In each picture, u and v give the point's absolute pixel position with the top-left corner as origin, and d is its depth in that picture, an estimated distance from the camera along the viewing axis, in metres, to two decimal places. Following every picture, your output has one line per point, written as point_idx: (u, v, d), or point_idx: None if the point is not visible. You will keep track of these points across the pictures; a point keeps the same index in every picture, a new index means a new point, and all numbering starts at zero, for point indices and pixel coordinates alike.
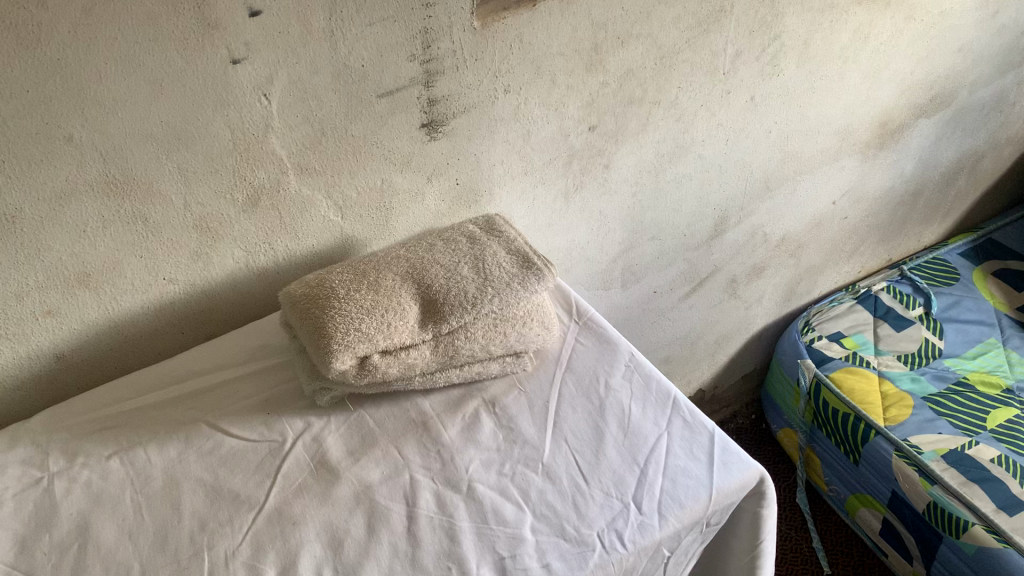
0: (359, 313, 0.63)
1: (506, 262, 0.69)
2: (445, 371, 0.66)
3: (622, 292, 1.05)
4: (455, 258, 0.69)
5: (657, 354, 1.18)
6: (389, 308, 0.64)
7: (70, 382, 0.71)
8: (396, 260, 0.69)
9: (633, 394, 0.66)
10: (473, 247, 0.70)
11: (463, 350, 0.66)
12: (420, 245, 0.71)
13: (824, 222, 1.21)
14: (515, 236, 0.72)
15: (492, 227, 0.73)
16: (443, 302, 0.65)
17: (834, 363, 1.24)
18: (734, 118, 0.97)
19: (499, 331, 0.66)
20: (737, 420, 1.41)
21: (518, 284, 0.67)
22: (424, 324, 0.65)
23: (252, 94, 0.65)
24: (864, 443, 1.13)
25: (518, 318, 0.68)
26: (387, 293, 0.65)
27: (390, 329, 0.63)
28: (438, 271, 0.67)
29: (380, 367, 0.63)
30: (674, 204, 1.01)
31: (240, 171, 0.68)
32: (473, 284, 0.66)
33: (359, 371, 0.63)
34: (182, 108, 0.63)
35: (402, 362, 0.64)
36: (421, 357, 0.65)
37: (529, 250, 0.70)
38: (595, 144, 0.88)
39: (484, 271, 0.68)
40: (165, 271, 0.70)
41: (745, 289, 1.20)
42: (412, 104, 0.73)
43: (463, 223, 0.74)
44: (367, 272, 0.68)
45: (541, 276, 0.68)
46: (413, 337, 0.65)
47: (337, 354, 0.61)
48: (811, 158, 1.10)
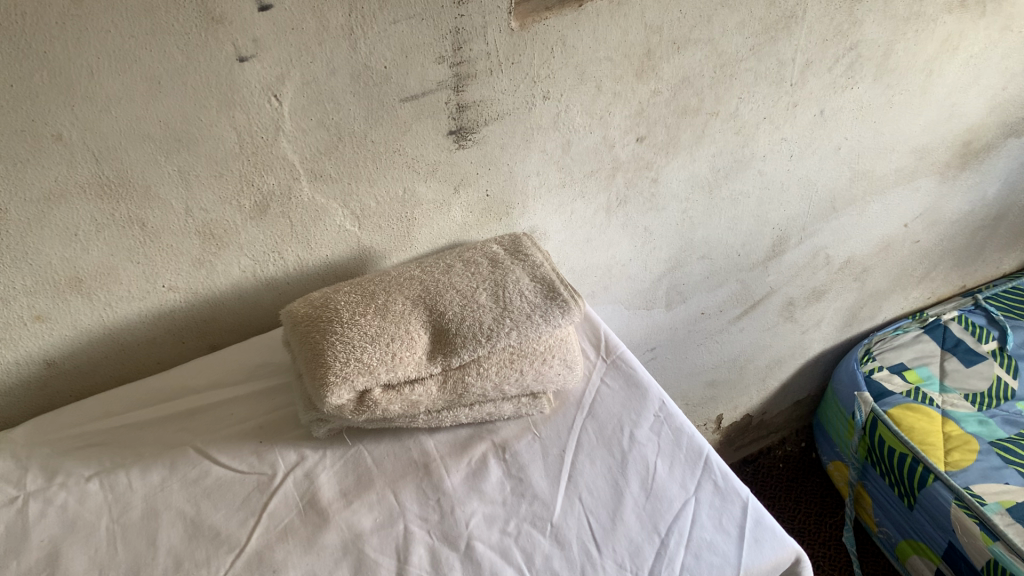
0: (361, 341, 0.58)
1: (529, 290, 0.63)
2: (453, 410, 0.60)
3: (667, 312, 0.98)
4: (473, 283, 0.63)
5: (701, 377, 1.10)
6: (394, 338, 0.58)
7: (62, 389, 0.67)
8: (409, 282, 0.63)
9: (659, 450, 0.59)
10: (494, 272, 0.64)
11: (474, 388, 0.60)
12: (437, 266, 0.65)
13: (893, 245, 1.11)
14: (542, 261, 0.66)
15: (517, 250, 0.67)
16: (455, 333, 0.59)
17: (894, 398, 1.15)
18: (801, 134, 0.89)
19: (516, 369, 0.60)
20: (785, 448, 1.35)
21: (539, 317, 0.60)
22: (433, 356, 0.59)
23: (261, 95, 0.59)
24: (922, 487, 1.04)
25: (538, 355, 0.61)
26: (395, 320, 0.59)
27: (395, 361, 0.58)
28: (453, 297, 0.61)
29: (381, 403, 0.58)
30: (730, 222, 0.93)
31: (247, 176, 0.63)
32: (490, 314, 0.60)
33: (357, 406, 0.58)
34: (183, 108, 0.57)
35: (405, 399, 0.58)
36: (427, 394, 0.59)
37: (555, 278, 0.64)
38: (644, 155, 0.81)
39: (504, 299, 0.61)
40: (165, 278, 0.65)
41: (803, 312, 1.12)
42: (438, 110, 0.67)
43: (487, 243, 0.68)
44: (375, 294, 0.62)
45: (567, 309, 0.61)
46: (420, 371, 0.59)
47: (333, 387, 0.56)
48: (883, 177, 1.01)
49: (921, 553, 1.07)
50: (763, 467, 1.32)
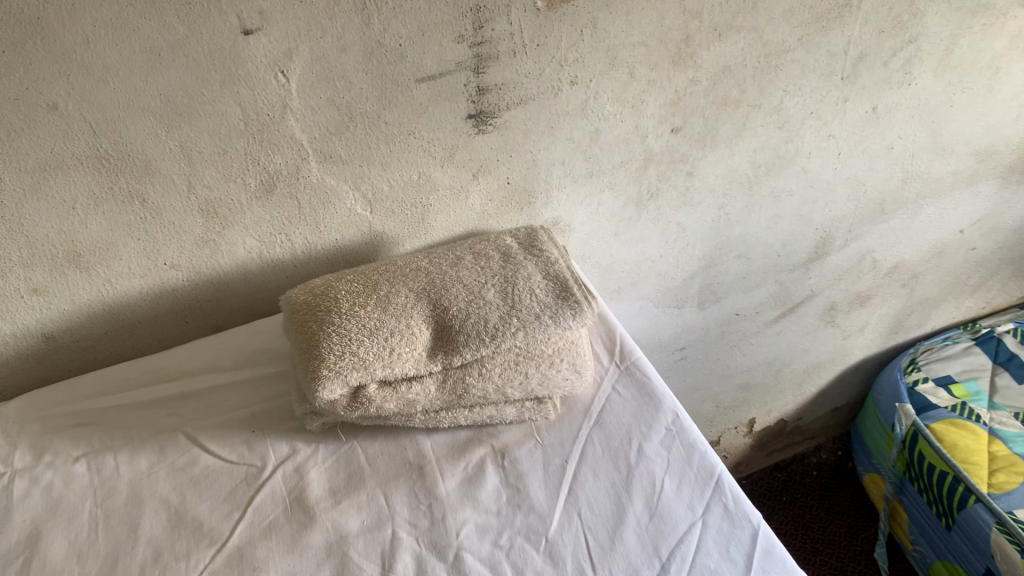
0: (358, 333, 0.55)
1: (540, 288, 0.59)
2: (452, 411, 0.57)
3: (699, 312, 0.93)
4: (482, 278, 0.60)
5: (733, 380, 1.06)
6: (393, 332, 0.55)
7: (61, 363, 0.66)
8: (414, 273, 0.60)
9: (668, 467, 0.55)
10: (505, 267, 0.61)
11: (475, 390, 0.57)
12: (446, 257, 0.62)
13: (947, 252, 1.05)
14: (558, 257, 0.62)
15: (532, 244, 0.63)
16: (457, 330, 0.56)
17: (938, 412, 1.08)
18: (850, 130, 0.83)
19: (520, 371, 0.57)
20: (819, 455, 1.29)
21: (548, 317, 0.57)
22: (434, 354, 0.56)
23: (267, 70, 0.56)
24: (962, 508, 0.99)
25: (545, 358, 0.58)
26: (395, 313, 0.57)
27: (391, 356, 0.55)
28: (459, 292, 0.58)
29: (376, 400, 0.55)
30: (769, 221, 0.88)
31: (252, 154, 0.60)
32: (497, 312, 0.57)
33: (351, 402, 0.55)
34: (184, 81, 0.55)
35: (402, 397, 0.56)
36: (425, 393, 0.56)
37: (570, 277, 0.60)
38: (678, 147, 0.76)
39: (512, 297, 0.58)
40: (166, 256, 0.63)
41: (845, 317, 1.06)
42: (456, 92, 0.63)
43: (502, 236, 0.64)
44: (378, 284, 0.59)
45: (578, 310, 0.58)
46: (419, 368, 0.56)
47: (325, 381, 0.53)
48: (939, 180, 0.94)
49: None
50: (796, 474, 1.27)
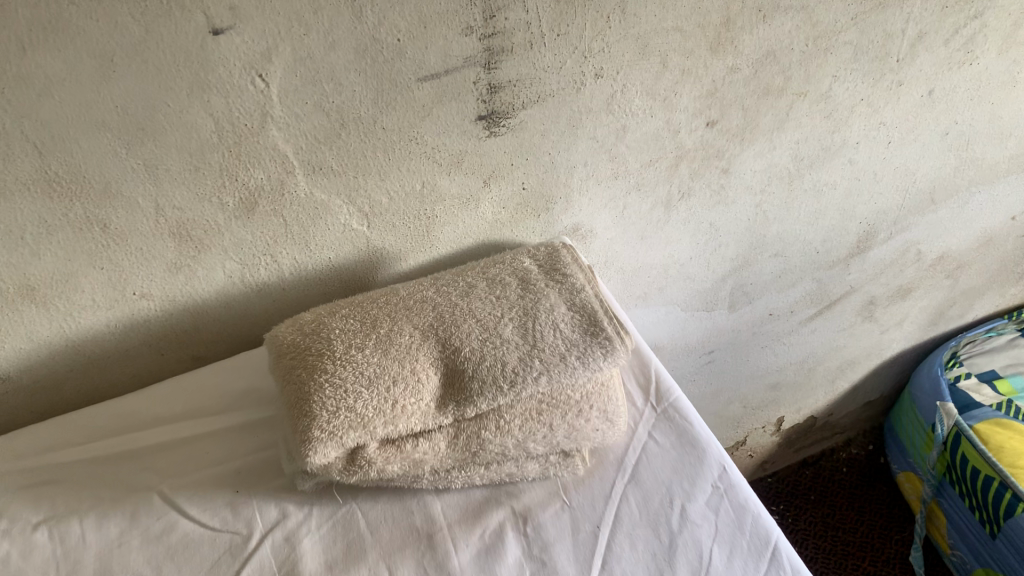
0: (355, 383, 0.47)
1: (565, 322, 0.51)
2: (466, 470, 0.50)
3: (729, 314, 0.85)
4: (497, 310, 0.52)
5: (763, 380, 0.98)
6: (396, 381, 0.47)
7: (22, 403, 0.58)
8: (419, 305, 0.52)
9: (715, 533, 0.48)
10: (524, 296, 0.53)
11: (491, 446, 0.49)
12: (455, 285, 0.53)
13: (995, 241, 0.97)
14: (583, 283, 0.54)
15: (554, 267, 0.55)
16: (470, 378, 0.48)
17: (982, 411, 1.01)
18: (903, 117, 0.75)
19: (543, 422, 0.49)
20: (850, 450, 1.23)
21: (575, 359, 0.49)
22: (444, 405, 0.48)
23: (242, 75, 0.47)
24: (1009, 517, 0.92)
25: (572, 405, 0.50)
26: (398, 356, 0.48)
27: (394, 411, 0.47)
28: (471, 329, 0.50)
29: (377, 462, 0.47)
30: (810, 216, 0.79)
31: (229, 170, 0.52)
32: (516, 353, 0.49)
33: (348, 465, 0.47)
34: (144, 91, 0.46)
35: (407, 457, 0.48)
36: (434, 451, 0.48)
37: (598, 308, 0.52)
38: (713, 143, 0.67)
39: (533, 334, 0.50)
40: (135, 284, 0.55)
41: (884, 311, 0.98)
42: (465, 91, 0.55)
43: (518, 256, 0.56)
44: (378, 320, 0.51)
45: (609, 349, 0.50)
46: (427, 422, 0.48)
47: (316, 444, 0.45)
48: (993, 165, 0.86)
49: None
50: (825, 470, 1.20)
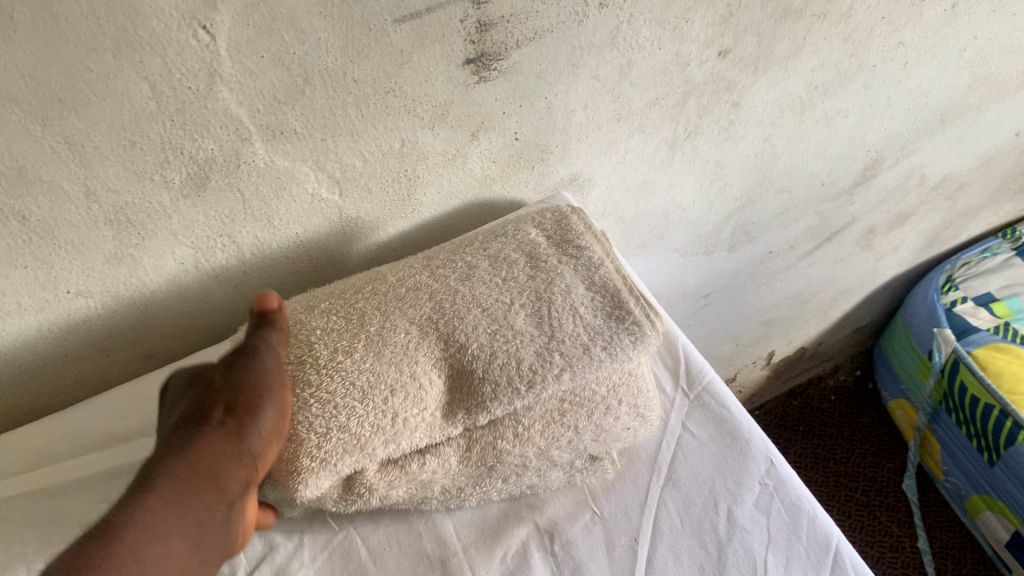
0: (346, 397, 0.39)
1: (584, 306, 0.44)
2: (480, 485, 0.43)
3: (728, 256, 0.79)
4: (505, 295, 0.44)
5: (758, 318, 0.93)
6: (395, 391, 0.40)
7: None
8: (414, 293, 0.43)
9: (769, 541, 0.42)
10: (534, 276, 0.45)
11: (510, 457, 0.42)
12: (453, 266, 0.45)
13: (998, 159, 0.91)
14: (601, 258, 0.47)
15: (565, 237, 0.48)
16: (481, 381, 0.41)
17: (979, 336, 0.97)
18: (923, 34, 0.67)
19: (567, 425, 0.43)
20: (836, 377, 1.20)
21: (601, 350, 0.42)
22: (451, 413, 0.41)
23: (180, 26, 0.38)
24: (1007, 446, 0.88)
25: (598, 402, 0.44)
26: (394, 359, 0.40)
27: (394, 429, 0.39)
28: (477, 321, 0.42)
29: (379, 487, 0.40)
30: (819, 147, 0.72)
31: (172, 142, 0.42)
32: (532, 347, 0.42)
33: (345, 494, 0.40)
34: (57, 54, 0.36)
35: (413, 478, 0.41)
36: (444, 467, 0.42)
37: (620, 286, 0.45)
38: (724, 75, 0.59)
39: (550, 322, 0.43)
40: (70, 282, 0.46)
41: (882, 239, 0.93)
42: (450, 31, 0.45)
43: (522, 226, 0.48)
44: (366, 315, 0.42)
45: (638, 335, 0.43)
46: (433, 436, 0.41)
47: (307, 476, 0.38)
48: (1008, 81, 0.79)
49: (996, 511, 0.93)
50: (812, 400, 1.17)
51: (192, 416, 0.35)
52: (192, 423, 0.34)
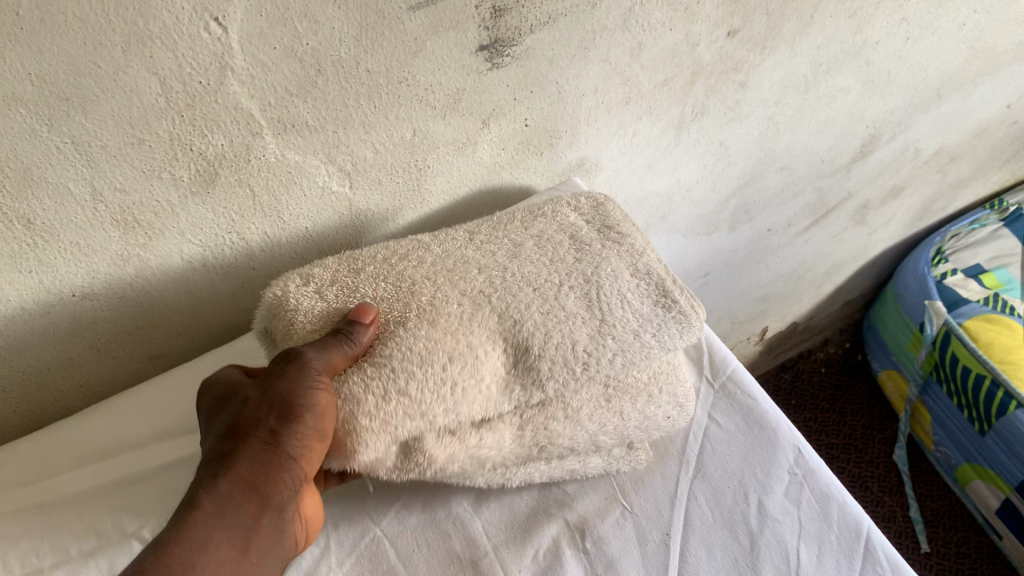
0: (404, 363, 0.36)
1: (631, 292, 0.43)
2: (525, 466, 0.42)
3: (730, 235, 0.79)
4: (554, 275, 0.43)
5: (754, 294, 0.93)
6: (452, 358, 0.37)
7: None
8: (463, 264, 0.42)
9: (801, 531, 0.42)
10: (580, 260, 0.44)
11: (561, 438, 0.42)
12: (500, 243, 0.44)
13: (989, 131, 0.91)
14: (644, 246, 0.47)
15: (606, 224, 0.47)
16: (538, 357, 0.39)
17: (970, 308, 0.98)
18: (924, 10, 0.67)
19: (613, 411, 0.43)
20: (826, 350, 1.21)
21: (651, 336, 0.42)
22: (510, 379, 0.39)
23: (192, 18, 0.36)
24: (1000, 416, 0.89)
25: (639, 389, 0.44)
26: (450, 328, 0.38)
27: (454, 396, 0.37)
28: (530, 300, 0.41)
29: (438, 458, 0.39)
30: (821, 124, 0.72)
31: (183, 139, 0.40)
32: (586, 328, 0.41)
33: (403, 463, 0.38)
34: (65, 49, 0.34)
35: (468, 452, 0.39)
36: (498, 442, 0.40)
37: (664, 276, 0.45)
38: (733, 54, 0.58)
39: (600, 305, 0.42)
40: (75, 284, 0.44)
41: (876, 213, 0.93)
42: (465, 17, 0.44)
43: (561, 208, 0.48)
44: (415, 283, 0.40)
45: (684, 324, 0.43)
46: (489, 409, 0.39)
47: (368, 437, 0.35)
48: (1002, 54, 0.79)
49: (986, 479, 0.94)
50: (803, 372, 1.18)
51: (234, 430, 0.33)
52: (230, 437, 0.33)
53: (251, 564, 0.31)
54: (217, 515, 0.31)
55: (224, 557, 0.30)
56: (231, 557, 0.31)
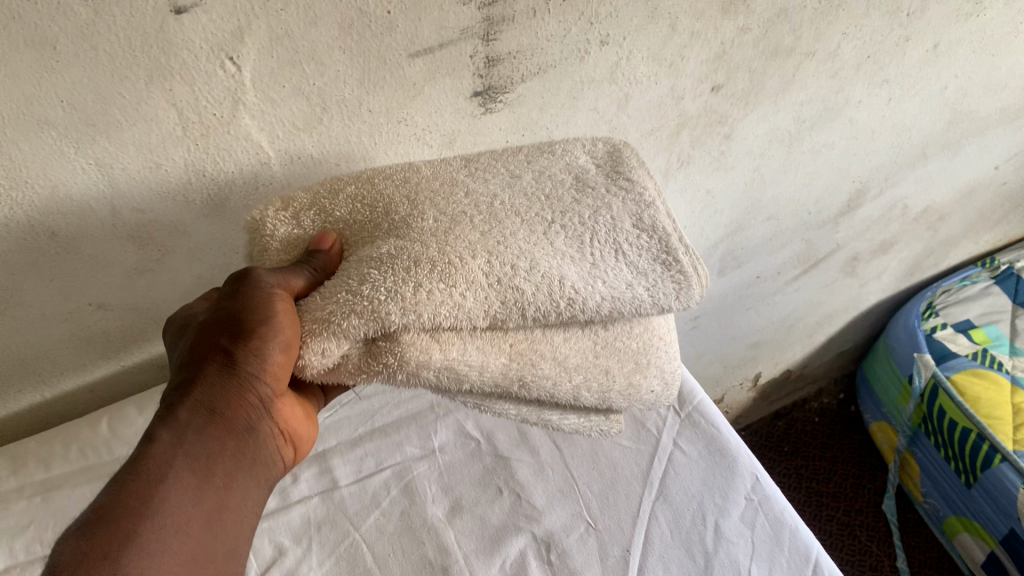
0: (365, 267, 0.32)
1: (628, 244, 0.37)
2: (496, 404, 0.37)
3: (718, 279, 0.83)
4: (547, 211, 0.38)
5: (745, 339, 0.97)
6: (419, 262, 0.32)
7: None
8: (448, 184, 0.38)
9: (754, 552, 0.45)
10: (582, 197, 0.39)
11: (544, 368, 0.35)
12: (496, 172, 0.40)
13: (979, 190, 0.94)
14: (655, 195, 0.40)
15: (616, 170, 0.41)
16: (520, 277, 0.33)
17: (958, 362, 1.00)
18: (906, 73, 0.70)
19: (601, 368, 0.38)
20: (821, 399, 1.24)
21: (645, 289, 0.36)
22: (486, 289, 0.32)
23: (209, 58, 0.39)
24: (985, 468, 0.90)
25: (628, 357, 0.40)
26: (422, 237, 0.34)
27: (416, 296, 0.30)
28: (517, 230, 0.36)
29: (413, 362, 0.31)
30: (806, 177, 0.75)
31: (197, 166, 0.45)
32: (576, 269, 0.35)
33: (368, 364, 0.31)
34: (94, 82, 0.38)
35: (449, 362, 0.32)
36: (482, 358, 0.33)
37: (670, 231, 0.38)
38: (717, 108, 0.62)
39: (594, 249, 0.36)
40: (92, 295, 0.49)
41: (866, 266, 0.96)
42: (460, 66, 0.48)
43: (572, 148, 0.43)
44: (392, 202, 0.37)
45: (684, 284, 0.37)
46: (463, 317, 0.32)
47: (310, 340, 0.31)
48: (986, 117, 0.82)
49: (971, 531, 0.96)
50: (797, 421, 1.22)
51: (192, 360, 0.33)
52: (188, 367, 0.33)
53: (218, 490, 0.31)
54: (176, 442, 0.31)
55: (187, 483, 0.30)
56: (191, 484, 0.30)
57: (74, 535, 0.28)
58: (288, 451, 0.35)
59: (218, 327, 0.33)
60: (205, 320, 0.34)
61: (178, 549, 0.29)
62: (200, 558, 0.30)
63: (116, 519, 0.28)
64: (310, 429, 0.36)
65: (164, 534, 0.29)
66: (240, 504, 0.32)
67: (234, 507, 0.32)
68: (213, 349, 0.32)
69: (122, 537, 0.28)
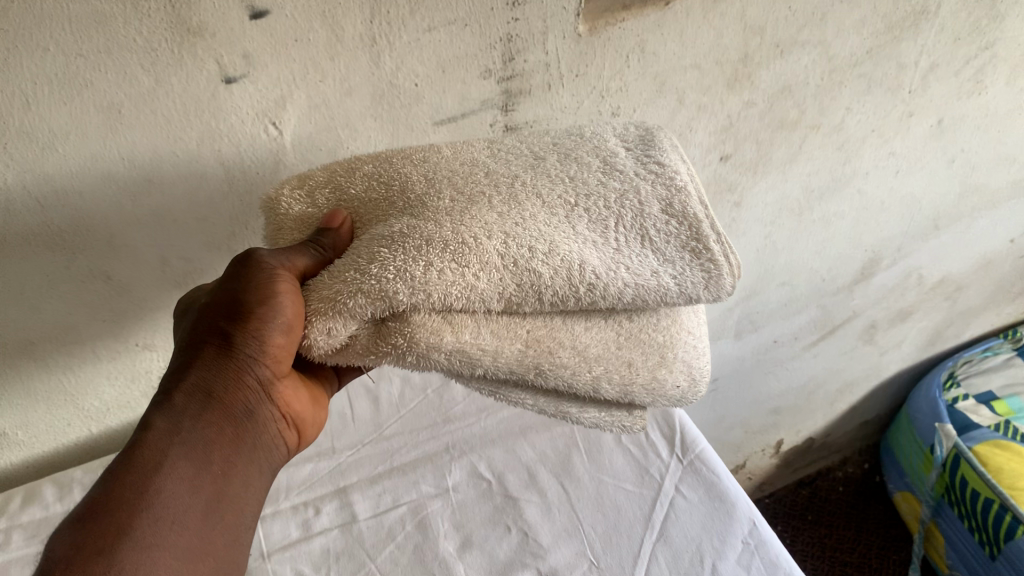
0: (376, 246, 0.34)
1: (655, 229, 0.38)
2: (509, 393, 0.39)
3: (734, 342, 0.86)
4: (570, 193, 0.38)
5: (763, 405, 0.99)
6: (432, 242, 0.33)
7: (38, 454, 0.59)
8: (469, 167, 0.39)
9: None
10: (607, 178, 0.39)
11: (563, 355, 0.37)
12: (519, 154, 0.41)
13: (996, 262, 0.96)
14: (684, 176, 0.40)
15: (646, 150, 0.41)
16: (536, 260, 0.34)
17: (980, 432, 1.01)
18: (912, 146, 0.73)
19: (621, 357, 0.39)
20: (846, 469, 1.24)
21: (670, 278, 0.36)
22: (502, 270, 0.33)
23: (255, 122, 0.44)
24: (1007, 540, 0.89)
25: (652, 350, 0.40)
26: (437, 216, 0.35)
27: (425, 275, 0.32)
28: (536, 213, 0.37)
29: (425, 343, 0.33)
30: (818, 245, 0.79)
31: (241, 219, 0.49)
32: (598, 255, 0.35)
33: (376, 344, 0.34)
34: (152, 142, 0.43)
35: (461, 344, 0.34)
36: (495, 343, 0.35)
37: (702, 216, 0.38)
38: (726, 176, 0.66)
39: (615, 234, 0.37)
40: (139, 337, 0.53)
41: (885, 334, 0.98)
42: (481, 134, 0.52)
43: (602, 133, 0.43)
44: (408, 182, 0.39)
45: (711, 275, 0.37)
46: (476, 299, 0.33)
47: (317, 320, 0.33)
48: (996, 191, 0.85)
49: None
50: (821, 490, 1.22)
51: (196, 344, 0.36)
52: (192, 350, 0.36)
53: (214, 481, 0.34)
54: (175, 428, 0.34)
55: (184, 475, 0.34)
56: (187, 477, 0.34)
57: (73, 530, 0.31)
58: (291, 433, 0.39)
59: (215, 310, 0.36)
60: (206, 302, 0.37)
61: (171, 545, 0.32)
62: (192, 553, 0.33)
63: (117, 516, 0.32)
64: (312, 414, 0.40)
65: (157, 527, 0.32)
66: (236, 501, 0.35)
67: (232, 505, 0.35)
68: (210, 335, 0.36)
69: (112, 536, 0.31)
